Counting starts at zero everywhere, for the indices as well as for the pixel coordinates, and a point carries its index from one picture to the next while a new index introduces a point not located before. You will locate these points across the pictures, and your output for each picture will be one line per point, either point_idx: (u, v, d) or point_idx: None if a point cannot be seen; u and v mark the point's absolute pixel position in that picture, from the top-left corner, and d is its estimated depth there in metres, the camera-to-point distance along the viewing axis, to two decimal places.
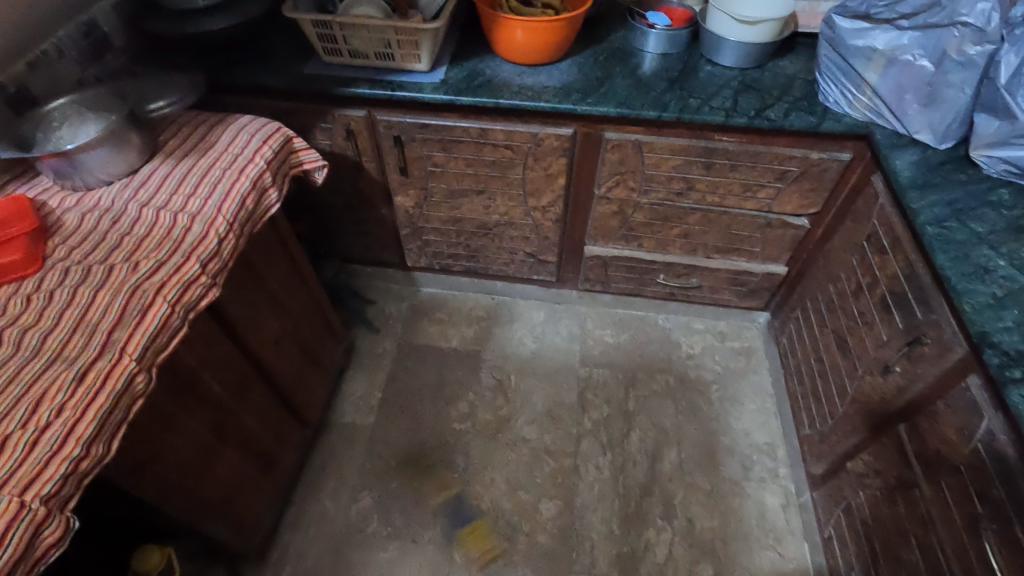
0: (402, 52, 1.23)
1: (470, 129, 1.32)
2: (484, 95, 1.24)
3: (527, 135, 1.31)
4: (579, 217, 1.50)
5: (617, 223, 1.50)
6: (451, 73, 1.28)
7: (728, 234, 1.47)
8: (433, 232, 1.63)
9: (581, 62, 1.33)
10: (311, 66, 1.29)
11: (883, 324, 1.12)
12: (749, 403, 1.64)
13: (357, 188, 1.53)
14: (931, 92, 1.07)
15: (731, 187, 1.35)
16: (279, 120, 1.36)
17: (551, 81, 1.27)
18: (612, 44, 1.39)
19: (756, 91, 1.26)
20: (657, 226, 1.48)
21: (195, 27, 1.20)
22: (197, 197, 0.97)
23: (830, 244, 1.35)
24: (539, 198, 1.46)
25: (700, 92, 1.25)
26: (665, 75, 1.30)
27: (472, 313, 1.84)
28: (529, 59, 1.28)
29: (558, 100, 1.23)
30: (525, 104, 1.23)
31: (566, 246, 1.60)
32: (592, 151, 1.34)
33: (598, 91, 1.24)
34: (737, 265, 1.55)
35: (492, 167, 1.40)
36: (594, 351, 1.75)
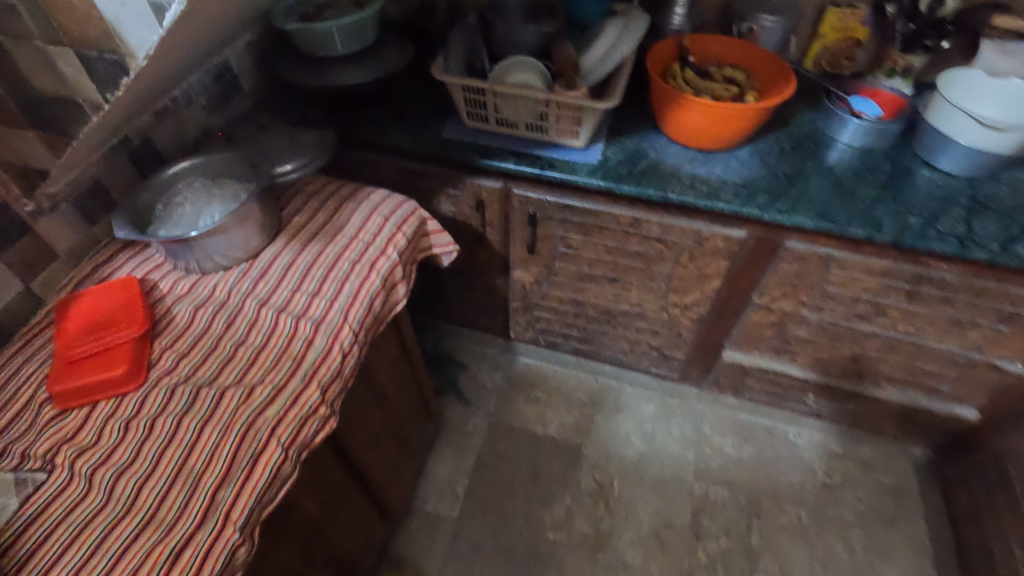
0: (558, 127, 1.06)
1: (620, 218, 1.12)
2: (648, 186, 1.04)
3: (688, 232, 1.11)
4: (725, 321, 1.28)
5: (772, 334, 1.26)
6: (610, 152, 1.09)
7: (912, 366, 1.21)
8: (547, 310, 1.45)
9: (763, 151, 1.11)
10: (449, 129, 1.14)
11: None
12: (901, 560, 1.36)
13: (472, 256, 1.36)
14: None
15: (933, 320, 1.10)
16: (404, 180, 1.21)
17: (729, 175, 1.06)
18: (798, 129, 1.16)
19: (993, 214, 1.00)
20: (822, 344, 1.24)
21: (332, 79, 1.07)
22: (322, 298, 0.82)
23: None
24: (682, 296, 1.25)
25: (918, 208, 1.01)
26: (871, 179, 1.06)
27: (573, 395, 1.64)
28: (704, 144, 1.07)
29: (740, 202, 1.01)
30: (698, 202, 1.02)
31: (701, 346, 1.38)
32: (763, 258, 1.12)
33: (789, 195, 1.02)
34: (911, 399, 1.28)
35: (636, 258, 1.21)
36: (710, 462, 1.52)
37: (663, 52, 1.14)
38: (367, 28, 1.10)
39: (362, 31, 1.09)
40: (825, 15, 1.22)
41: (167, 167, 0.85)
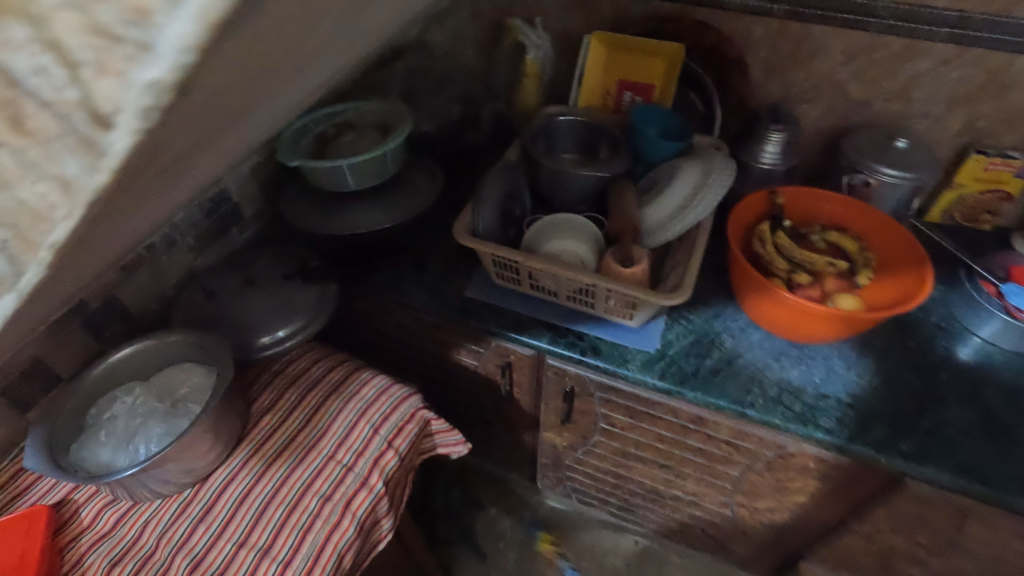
0: (606, 306, 0.84)
1: (679, 412, 0.88)
2: (721, 394, 0.80)
3: (769, 445, 0.85)
4: (805, 533, 1.01)
5: (868, 562, 0.97)
6: (671, 336, 0.86)
7: None
8: (581, 474, 1.21)
9: (877, 347, 0.85)
10: (475, 286, 0.95)
11: None
12: None
13: (497, 409, 1.14)
14: None
15: None
16: (421, 330, 1.02)
17: (831, 386, 0.80)
18: (921, 314, 0.89)
19: None
20: None
21: (342, 225, 0.89)
22: (272, 561, 0.63)
23: None
24: (751, 499, 0.99)
25: None
26: None
27: (607, 561, 1.37)
28: (795, 337, 0.83)
29: (846, 432, 0.75)
30: (787, 425, 0.77)
31: (770, 547, 1.10)
32: (868, 488, 0.84)
33: (916, 429, 0.75)
34: None
35: (697, 453, 0.95)
36: None
37: (751, 207, 0.90)
38: (387, 163, 0.92)
39: (381, 166, 0.91)
40: (965, 162, 0.94)
41: (95, 367, 0.69)
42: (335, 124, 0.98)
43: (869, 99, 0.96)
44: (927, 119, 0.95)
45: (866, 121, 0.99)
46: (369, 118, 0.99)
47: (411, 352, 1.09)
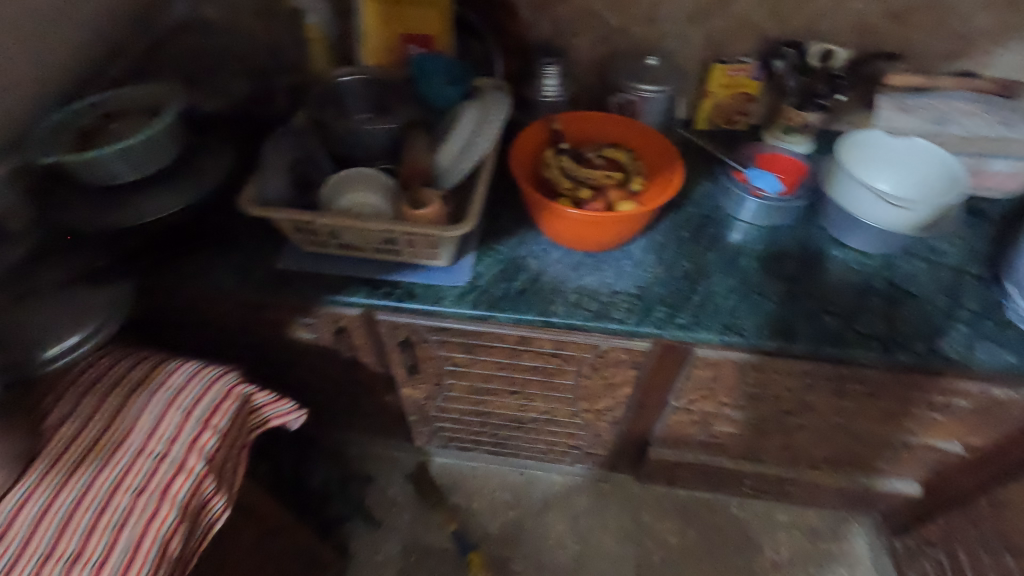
0: (411, 250, 0.88)
1: (504, 337, 0.94)
2: (528, 309, 0.87)
3: (586, 347, 0.94)
4: (644, 421, 1.13)
5: (696, 431, 1.12)
6: (481, 268, 0.92)
7: (848, 450, 1.09)
8: (450, 421, 1.25)
9: (659, 243, 0.96)
10: (288, 258, 0.94)
11: None
12: None
13: (351, 378, 1.15)
14: None
15: (861, 412, 0.98)
16: (245, 314, 0.99)
17: (622, 283, 0.90)
18: (694, 208, 1.02)
19: (912, 302, 0.89)
20: (750, 437, 1.11)
21: (124, 215, 0.83)
22: (86, 565, 0.61)
23: (1007, 493, 0.95)
24: (592, 402, 1.09)
25: (834, 304, 0.89)
26: (778, 268, 0.93)
27: (497, 497, 1.45)
28: (588, 246, 0.92)
29: (635, 319, 0.86)
30: (587, 323, 0.86)
31: (625, 442, 1.23)
32: (672, 366, 0.96)
33: (691, 304, 0.88)
34: (850, 480, 1.17)
35: (534, 372, 1.03)
36: (652, 556, 1.37)
37: (533, 138, 0.98)
38: (164, 146, 0.86)
39: (157, 149, 0.85)
40: (711, 71, 1.07)
41: None
42: (97, 114, 0.91)
43: (624, 25, 1.06)
44: (674, 39, 1.06)
45: (627, 47, 1.09)
46: (136, 103, 0.93)
47: (245, 339, 1.06)
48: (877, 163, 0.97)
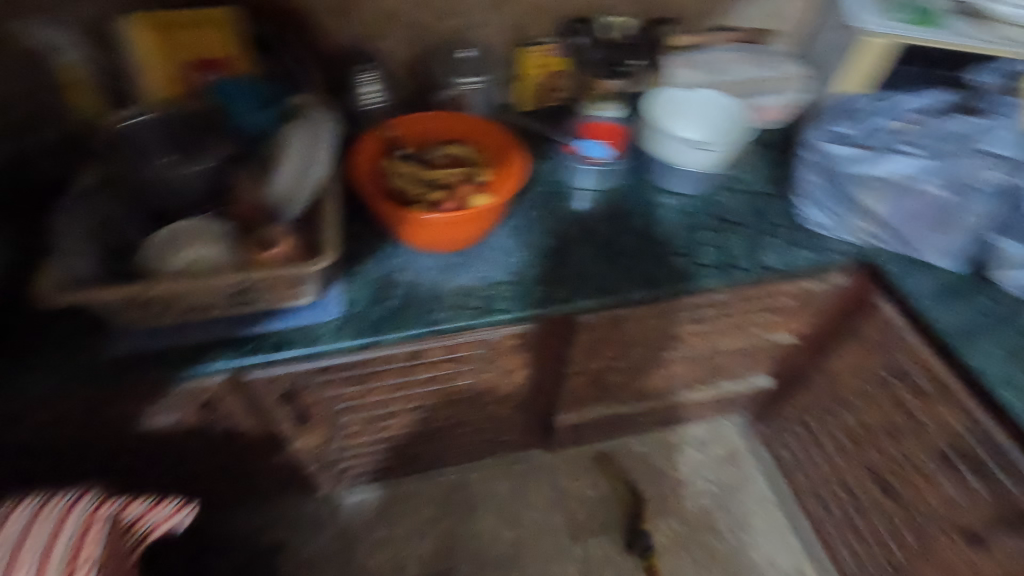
0: (271, 295, 0.79)
1: (395, 358, 0.91)
2: (415, 324, 0.85)
3: (477, 345, 0.95)
4: (544, 395, 1.18)
5: (591, 389, 1.20)
6: (353, 294, 0.88)
7: (713, 366, 1.25)
8: (354, 458, 1.18)
9: (518, 227, 1.00)
10: (119, 341, 0.80)
11: (948, 481, 0.96)
12: (758, 522, 1.46)
13: (231, 450, 1.02)
14: (946, 219, 0.94)
15: (718, 331, 1.12)
16: (79, 420, 0.83)
17: (496, 275, 0.92)
18: (540, 187, 1.07)
19: (734, 229, 1.04)
20: (636, 379, 1.21)
21: None
22: None
23: (830, 362, 1.17)
24: (493, 394, 1.11)
25: (678, 246, 1.00)
26: (626, 226, 1.02)
27: (421, 515, 1.42)
28: (454, 245, 0.92)
29: (518, 305, 0.89)
30: (475, 322, 0.86)
31: (530, 421, 1.27)
32: (559, 338, 1.01)
33: (563, 278, 0.93)
34: (720, 389, 1.35)
35: (431, 383, 1.01)
36: (579, 515, 1.45)
37: (371, 151, 0.95)
38: None
39: None
40: (517, 57, 1.13)
41: None
42: None
43: (429, 22, 1.05)
44: (478, 29, 1.09)
45: (436, 44, 1.09)
46: None
47: (85, 450, 0.89)
48: (687, 117, 1.11)
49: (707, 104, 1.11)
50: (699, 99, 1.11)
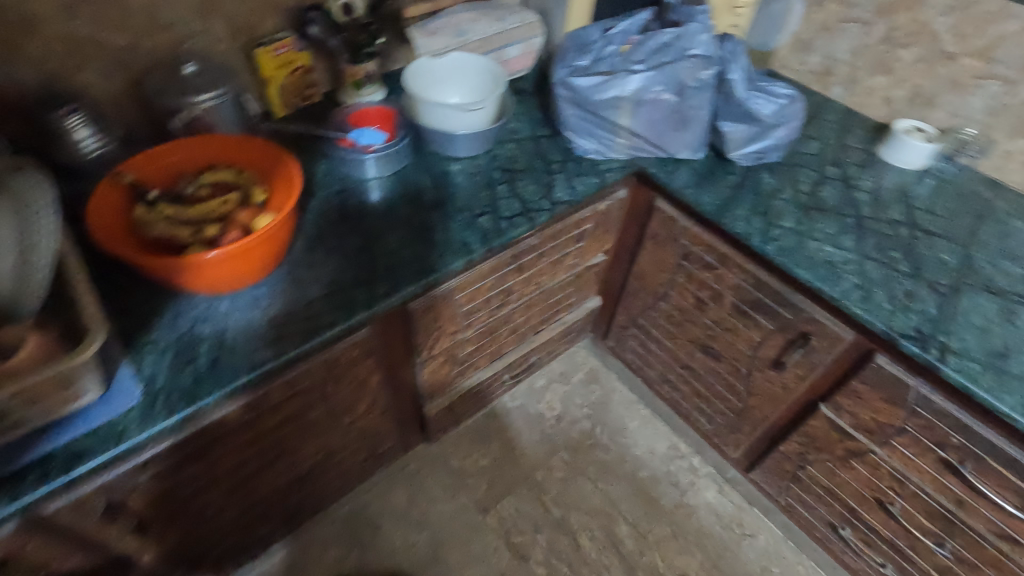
0: (40, 408, 0.65)
1: (229, 417, 0.81)
2: (233, 376, 0.76)
3: (316, 369, 0.88)
4: (406, 391, 1.17)
5: (449, 367, 1.21)
6: (149, 370, 0.76)
7: (549, 305, 1.34)
8: (227, 540, 1.06)
9: (316, 237, 0.94)
10: None
11: (748, 326, 1.15)
12: (631, 423, 1.63)
13: None
14: (680, 118, 1.06)
15: (542, 272, 1.20)
16: None
17: (309, 291, 0.86)
18: (327, 190, 1.02)
19: (523, 175, 1.09)
20: (487, 342, 1.26)
21: None
22: None
23: (639, 266, 1.33)
24: (355, 410, 1.06)
25: (480, 206, 1.03)
26: (425, 202, 1.02)
27: (328, 561, 1.33)
28: (254, 275, 0.84)
29: (344, 314, 0.84)
30: (304, 346, 0.80)
31: (403, 420, 1.24)
32: (400, 329, 0.99)
33: (380, 271, 0.90)
34: (562, 323, 1.46)
35: (283, 427, 0.93)
36: (482, 486, 1.48)
37: (110, 208, 0.81)
38: None
39: None
40: (257, 57, 1.04)
41: None
42: None
43: (132, 41, 0.92)
44: (196, 39, 0.98)
45: (150, 64, 0.95)
46: None
47: None
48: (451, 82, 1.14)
49: (471, 67, 1.14)
50: (462, 60, 1.13)
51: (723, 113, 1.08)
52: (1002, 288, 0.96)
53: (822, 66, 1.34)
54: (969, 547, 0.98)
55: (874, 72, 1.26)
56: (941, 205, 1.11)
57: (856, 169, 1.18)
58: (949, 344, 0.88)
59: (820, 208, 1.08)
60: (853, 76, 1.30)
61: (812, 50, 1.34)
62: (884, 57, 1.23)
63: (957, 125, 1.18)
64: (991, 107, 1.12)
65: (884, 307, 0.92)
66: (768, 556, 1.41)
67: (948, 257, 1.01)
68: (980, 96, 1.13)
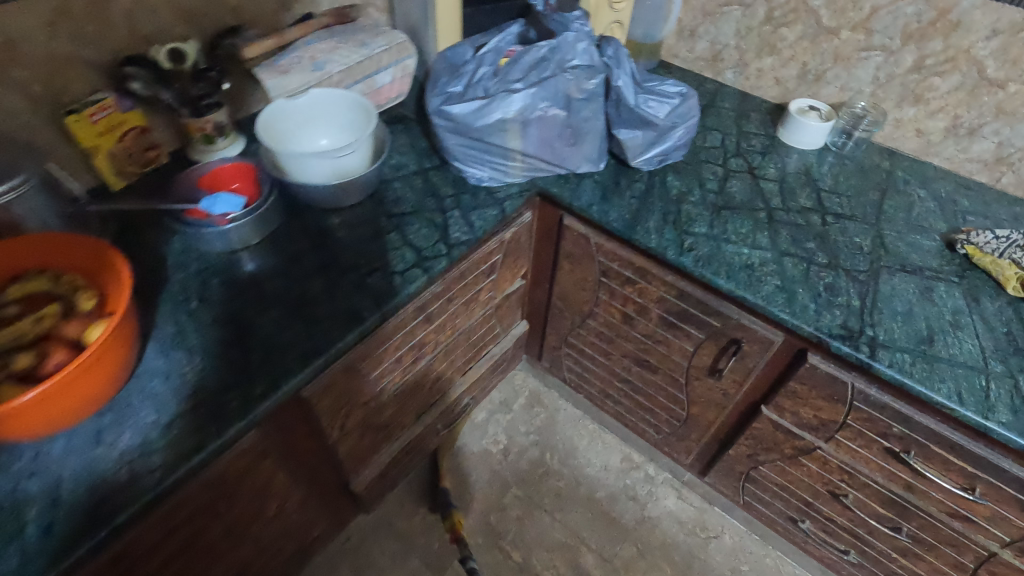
0: None
1: None
2: (76, 543, 0.61)
3: (195, 495, 0.74)
4: (326, 474, 1.04)
5: (371, 436, 1.09)
6: None
7: (472, 344, 1.24)
8: None
9: (174, 335, 0.79)
10: None
11: (679, 337, 1.10)
12: (580, 442, 1.56)
13: None
14: (574, 132, 0.98)
15: (455, 315, 1.10)
16: None
17: (169, 408, 0.72)
18: (185, 273, 0.87)
19: (414, 217, 0.98)
20: (409, 399, 1.14)
21: None
22: None
23: (560, 286, 1.25)
24: (265, 515, 0.92)
25: (368, 262, 0.91)
26: (304, 269, 0.89)
27: None
28: (92, 400, 0.68)
29: (215, 429, 0.70)
30: (167, 482, 0.66)
31: (330, 502, 1.11)
32: (297, 419, 0.86)
33: (256, 366, 0.77)
34: (490, 357, 1.37)
35: (172, 565, 0.78)
36: (434, 544, 1.37)
37: None
38: None
39: None
40: (71, 126, 0.86)
41: None
42: None
43: None
44: None
45: None
46: None
47: None
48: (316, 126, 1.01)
49: (343, 107, 1.02)
50: (328, 98, 1.02)
51: (617, 121, 0.99)
52: (916, 265, 0.94)
53: (711, 52, 1.30)
54: (924, 529, 0.97)
55: (761, 53, 1.23)
56: (847, 184, 1.09)
57: (759, 157, 1.14)
58: (877, 337, 0.84)
59: (730, 206, 1.03)
60: (742, 60, 1.26)
61: (698, 36, 1.29)
62: (769, 37, 1.20)
63: (848, 99, 1.17)
64: (877, 78, 1.11)
65: (809, 308, 0.88)
66: (735, 554, 1.39)
67: (861, 240, 0.98)
68: (865, 68, 1.12)
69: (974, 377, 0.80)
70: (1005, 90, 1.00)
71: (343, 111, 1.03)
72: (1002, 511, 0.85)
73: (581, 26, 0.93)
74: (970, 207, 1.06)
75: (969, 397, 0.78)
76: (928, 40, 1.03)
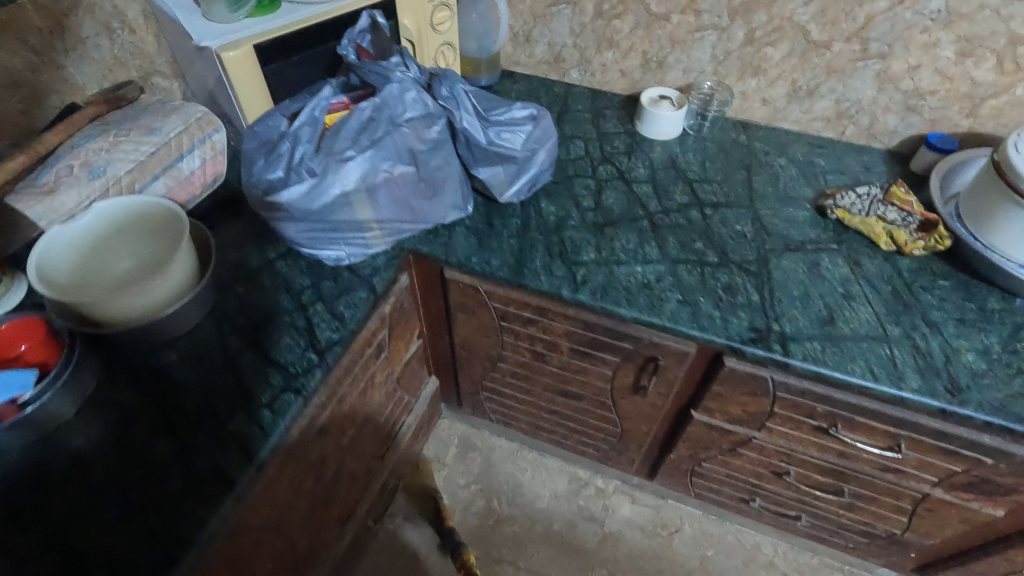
0: None
1: None
2: None
3: None
4: None
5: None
6: None
7: (381, 427, 1.11)
8: None
9: None
10: None
11: (596, 364, 1.04)
12: (524, 476, 1.49)
13: None
14: (429, 184, 0.87)
15: (352, 411, 0.96)
16: None
17: None
18: None
19: (270, 326, 0.82)
20: (325, 516, 0.99)
21: None
22: None
23: (460, 337, 1.15)
24: None
25: (224, 401, 0.74)
26: (142, 433, 0.71)
27: None
28: None
29: None
30: None
31: None
32: None
33: None
34: (406, 428, 1.24)
35: None
36: None
37: None
38: None
39: None
40: None
41: None
42: None
43: None
44: None
45: None
46: None
47: None
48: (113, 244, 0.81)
49: (143, 215, 0.82)
50: (121, 208, 0.81)
51: (473, 162, 0.89)
52: (798, 241, 0.95)
53: (551, 54, 1.23)
54: (863, 486, 1.00)
55: (601, 48, 1.18)
56: (715, 168, 1.08)
57: (626, 158, 1.09)
58: (785, 331, 0.82)
59: (612, 222, 0.97)
60: (584, 57, 1.20)
61: (535, 40, 1.21)
62: (604, 31, 1.15)
63: (694, 80, 1.15)
64: (715, 57, 1.10)
65: (715, 316, 0.84)
66: (699, 542, 1.39)
67: (743, 227, 0.97)
68: (702, 48, 1.10)
69: (878, 348, 0.81)
70: (831, 51, 1.02)
71: (145, 217, 0.82)
72: (928, 459, 0.88)
73: (404, 73, 0.80)
74: (827, 166, 1.08)
75: (880, 370, 0.78)
76: (753, 13, 1.02)
